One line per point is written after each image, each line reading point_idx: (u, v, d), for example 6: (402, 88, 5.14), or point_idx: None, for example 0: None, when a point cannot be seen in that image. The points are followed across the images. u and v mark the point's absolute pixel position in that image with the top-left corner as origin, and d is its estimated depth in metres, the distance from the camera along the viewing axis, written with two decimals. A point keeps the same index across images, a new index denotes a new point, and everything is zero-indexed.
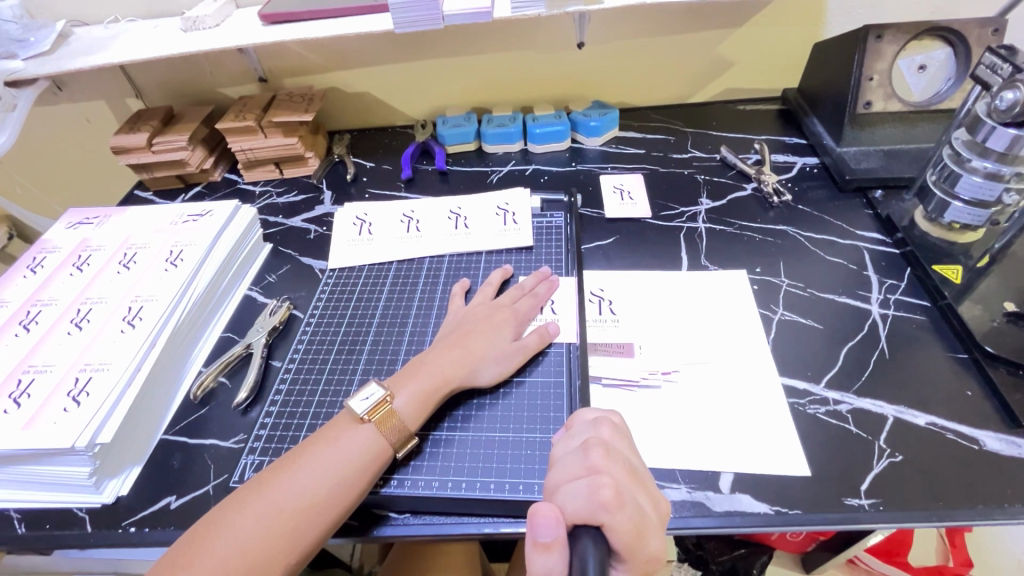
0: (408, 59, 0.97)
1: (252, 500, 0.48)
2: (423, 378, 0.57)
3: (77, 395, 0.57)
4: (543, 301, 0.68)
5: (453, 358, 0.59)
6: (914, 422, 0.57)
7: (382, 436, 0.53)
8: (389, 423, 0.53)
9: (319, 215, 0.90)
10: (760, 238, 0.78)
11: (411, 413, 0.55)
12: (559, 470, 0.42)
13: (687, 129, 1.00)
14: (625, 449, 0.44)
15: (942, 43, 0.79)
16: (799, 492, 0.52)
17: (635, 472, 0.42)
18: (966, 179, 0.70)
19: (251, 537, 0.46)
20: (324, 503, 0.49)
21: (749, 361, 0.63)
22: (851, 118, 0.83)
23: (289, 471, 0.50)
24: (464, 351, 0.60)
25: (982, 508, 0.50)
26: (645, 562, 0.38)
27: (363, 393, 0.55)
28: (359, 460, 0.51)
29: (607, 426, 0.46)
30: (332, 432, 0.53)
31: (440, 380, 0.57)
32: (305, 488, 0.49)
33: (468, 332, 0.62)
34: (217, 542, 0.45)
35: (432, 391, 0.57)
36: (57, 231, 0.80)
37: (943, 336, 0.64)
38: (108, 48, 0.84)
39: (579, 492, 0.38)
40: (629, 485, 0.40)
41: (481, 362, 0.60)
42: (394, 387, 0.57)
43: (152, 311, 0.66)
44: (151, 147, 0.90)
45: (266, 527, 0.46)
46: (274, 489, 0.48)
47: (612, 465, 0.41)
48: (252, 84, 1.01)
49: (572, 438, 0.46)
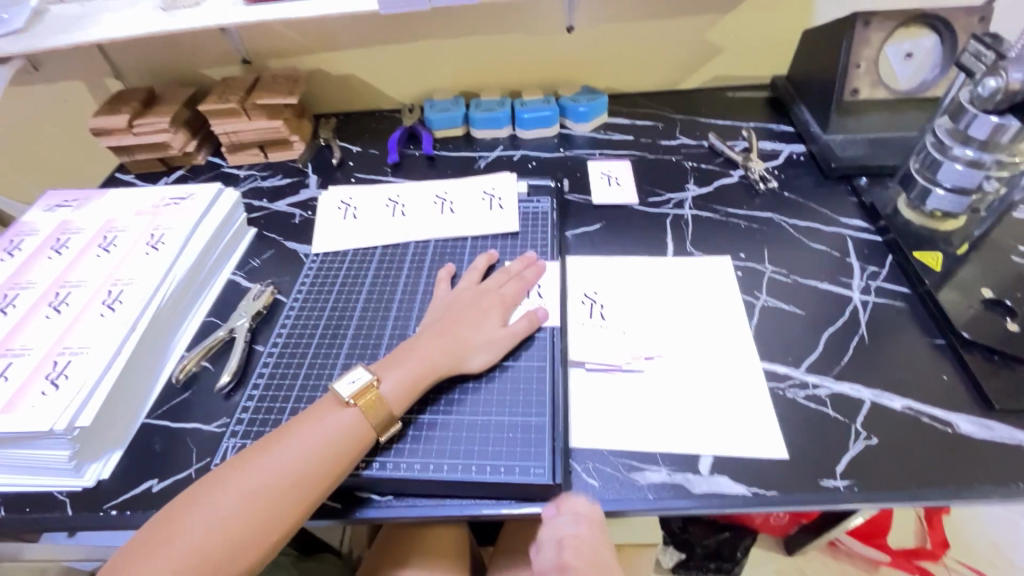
0: (394, 41, 0.95)
1: (234, 477, 0.48)
2: (412, 364, 0.57)
3: (56, 378, 0.57)
4: (528, 286, 0.68)
5: (441, 345, 0.59)
6: (891, 405, 0.58)
7: (368, 420, 0.53)
8: (376, 408, 0.53)
9: (304, 200, 0.89)
10: (746, 224, 0.78)
11: (400, 399, 0.55)
12: (544, 561, 0.54)
13: (676, 115, 0.99)
14: (600, 533, 0.51)
15: (928, 31, 0.79)
16: (776, 473, 0.53)
17: (603, 567, 0.53)
18: (947, 167, 0.70)
19: (233, 515, 0.46)
20: (308, 482, 0.49)
21: (731, 347, 0.63)
22: (838, 105, 0.83)
23: (270, 451, 0.50)
24: (451, 337, 0.60)
25: (953, 489, 0.51)
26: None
27: (350, 377, 0.55)
28: (342, 441, 0.51)
29: (586, 524, 0.51)
30: (316, 413, 0.53)
31: (427, 366, 0.57)
32: (287, 466, 0.49)
33: (456, 319, 0.62)
34: (196, 522, 0.45)
35: (421, 377, 0.57)
36: (35, 214, 0.79)
37: (921, 321, 0.65)
38: (86, 25, 0.82)
39: (550, 566, 0.54)
40: (592, 573, 0.52)
41: (468, 348, 0.60)
42: (380, 372, 0.56)
43: (132, 295, 0.65)
44: (131, 129, 0.89)
45: (249, 505, 0.46)
46: (256, 467, 0.48)
47: (578, 561, 0.52)
48: (235, 66, 0.99)
49: (557, 526, 0.52)
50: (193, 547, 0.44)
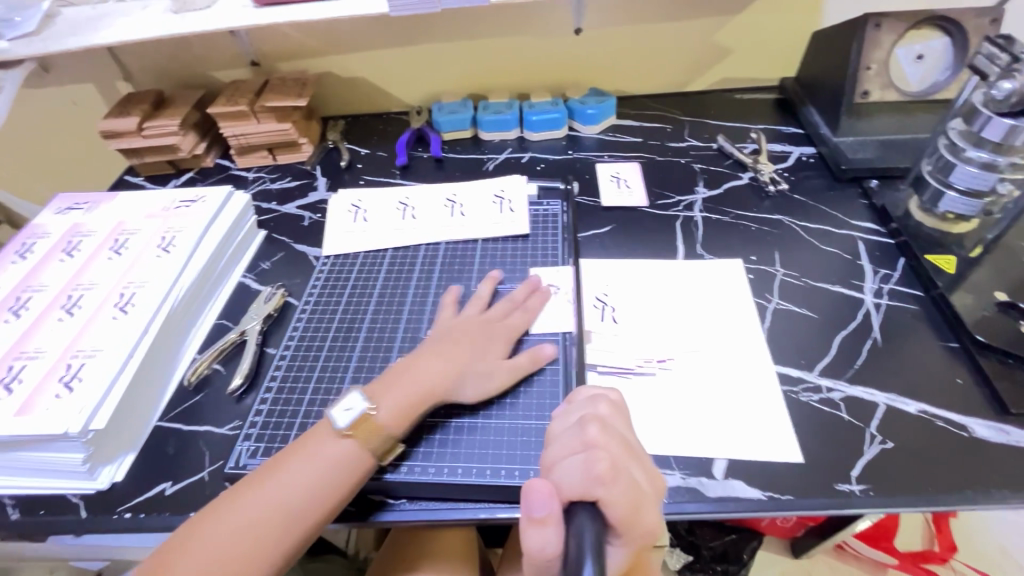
0: (403, 43, 0.96)
1: (264, 481, 0.49)
2: (408, 388, 0.55)
3: (69, 381, 0.57)
4: (532, 316, 0.65)
5: (438, 370, 0.57)
6: (906, 409, 0.57)
7: (363, 446, 0.51)
8: (370, 435, 0.52)
9: (313, 202, 0.89)
10: (756, 227, 0.78)
11: (395, 424, 0.53)
12: (555, 446, 0.42)
13: (684, 117, 0.99)
14: (622, 425, 0.44)
15: (940, 32, 0.79)
16: (791, 477, 0.53)
17: (631, 451, 0.41)
18: (960, 169, 0.70)
19: (260, 518, 0.47)
20: (331, 488, 0.50)
21: (743, 350, 0.63)
22: (848, 107, 0.83)
23: (299, 457, 0.51)
24: (450, 362, 0.58)
25: (970, 494, 0.51)
26: (643, 536, 0.38)
27: (344, 402, 0.53)
28: (367, 449, 0.52)
29: (605, 402, 0.45)
30: (340, 424, 0.53)
31: (424, 390, 0.55)
32: (312, 472, 0.50)
33: (455, 340, 0.60)
34: (225, 524, 0.46)
35: (415, 402, 0.55)
36: (47, 217, 0.79)
37: (935, 325, 0.65)
38: (96, 28, 0.82)
39: (574, 468, 0.38)
40: (625, 460, 0.40)
41: (467, 373, 0.58)
42: (376, 396, 0.54)
43: (144, 298, 0.65)
44: (141, 132, 0.89)
45: (276, 508, 0.48)
46: (286, 473, 0.50)
47: (609, 440, 0.41)
48: (244, 68, 0.99)
49: (571, 412, 0.45)
50: (221, 548, 0.45)
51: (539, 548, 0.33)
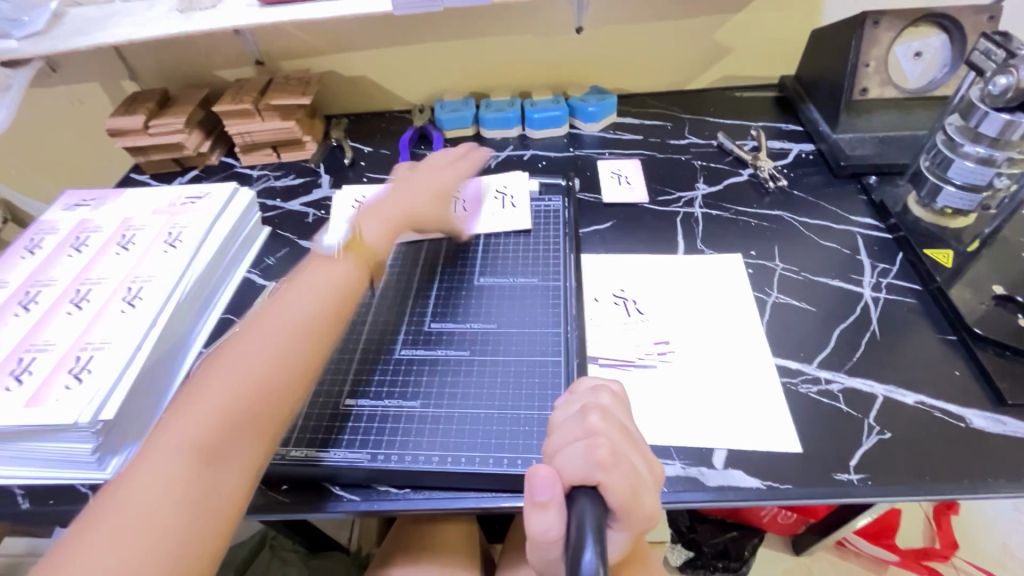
0: (406, 42, 0.96)
1: (233, 350, 0.51)
2: (390, 214, 0.68)
3: (79, 372, 0.58)
4: (467, 210, 0.80)
5: (418, 214, 0.71)
6: (904, 400, 0.58)
7: (359, 262, 0.62)
8: (364, 249, 0.63)
9: (317, 199, 0.90)
10: (756, 223, 0.79)
11: (380, 243, 0.65)
12: (557, 434, 0.41)
13: (684, 115, 1.00)
14: (623, 414, 0.44)
15: (938, 29, 0.79)
16: (789, 467, 0.53)
17: (631, 436, 0.41)
18: (958, 165, 0.71)
19: (246, 371, 0.49)
20: (312, 324, 0.54)
21: (743, 343, 0.64)
22: (847, 103, 0.84)
23: (271, 307, 0.55)
24: (421, 196, 0.72)
25: (967, 483, 0.52)
26: (641, 519, 0.38)
27: (334, 239, 0.64)
28: (341, 281, 0.59)
29: (607, 393, 0.45)
30: (313, 263, 0.60)
31: (403, 214, 0.69)
32: (290, 316, 0.54)
33: (422, 187, 0.72)
34: (208, 388, 0.48)
35: (396, 223, 0.68)
36: (55, 213, 0.80)
37: (933, 318, 0.65)
38: (104, 28, 0.83)
39: (576, 454, 0.38)
40: (625, 446, 0.40)
41: (431, 210, 0.72)
42: (363, 220, 0.67)
43: (152, 291, 0.66)
44: (147, 130, 0.90)
45: (257, 354, 0.50)
46: (255, 332, 0.53)
47: (609, 427, 0.40)
48: (249, 67, 1.00)
49: (573, 402, 0.45)
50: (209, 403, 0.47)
51: (543, 532, 0.34)
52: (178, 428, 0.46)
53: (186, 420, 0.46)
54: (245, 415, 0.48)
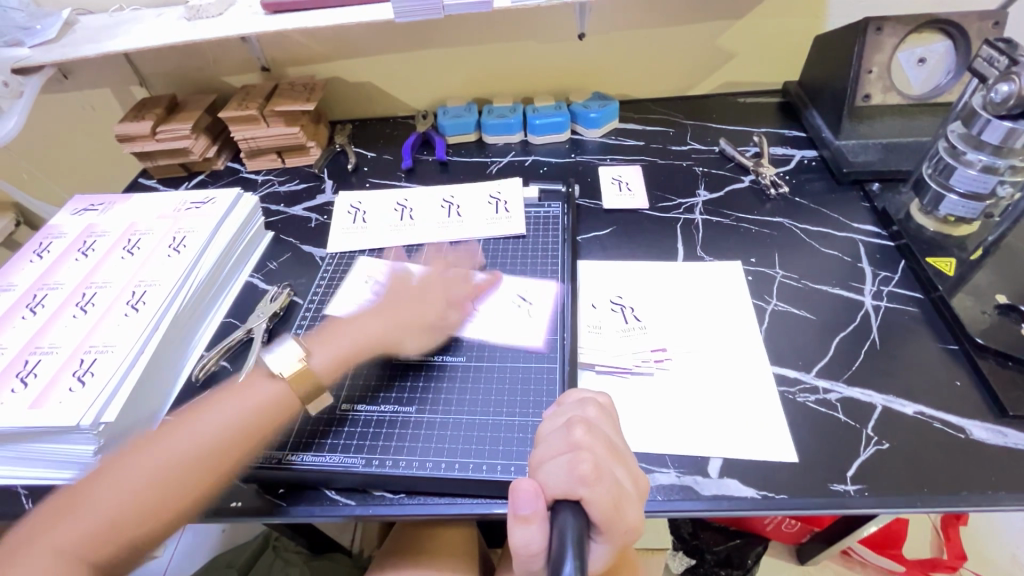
0: (409, 49, 0.97)
1: (139, 452, 0.50)
2: (340, 344, 0.61)
3: (83, 376, 0.59)
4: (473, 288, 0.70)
5: (377, 328, 0.63)
6: (903, 411, 0.57)
7: (296, 390, 0.56)
8: (305, 378, 0.57)
9: (320, 204, 0.91)
10: (757, 230, 0.79)
11: (327, 371, 0.59)
12: (542, 447, 0.41)
13: (687, 121, 1.00)
14: (609, 428, 0.44)
15: (942, 36, 0.79)
16: (785, 477, 0.53)
17: (616, 450, 0.41)
18: (960, 172, 0.70)
19: (139, 488, 0.48)
20: (218, 450, 0.52)
21: (741, 351, 0.64)
22: (850, 110, 0.83)
23: (186, 423, 0.53)
24: (387, 322, 0.63)
25: (965, 495, 0.51)
26: (625, 532, 0.38)
27: (279, 347, 0.59)
28: (263, 411, 0.55)
29: (593, 405, 0.46)
30: (239, 385, 0.56)
31: (361, 344, 0.61)
32: (201, 436, 0.52)
33: (392, 307, 0.65)
34: (102, 491, 0.47)
35: (347, 356, 0.60)
36: (63, 218, 0.81)
37: (934, 327, 0.65)
38: (113, 36, 0.85)
39: (560, 468, 0.37)
40: (610, 461, 0.39)
41: (398, 322, 0.64)
42: (313, 348, 0.60)
43: (155, 295, 0.67)
44: (154, 135, 0.91)
45: (154, 474, 0.49)
46: (164, 441, 0.51)
47: (595, 441, 0.40)
48: (255, 73, 1.02)
49: (559, 414, 0.45)
50: (96, 513, 0.46)
51: (525, 545, 0.34)
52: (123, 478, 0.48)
53: (68, 529, 0.45)
54: (151, 513, 0.48)
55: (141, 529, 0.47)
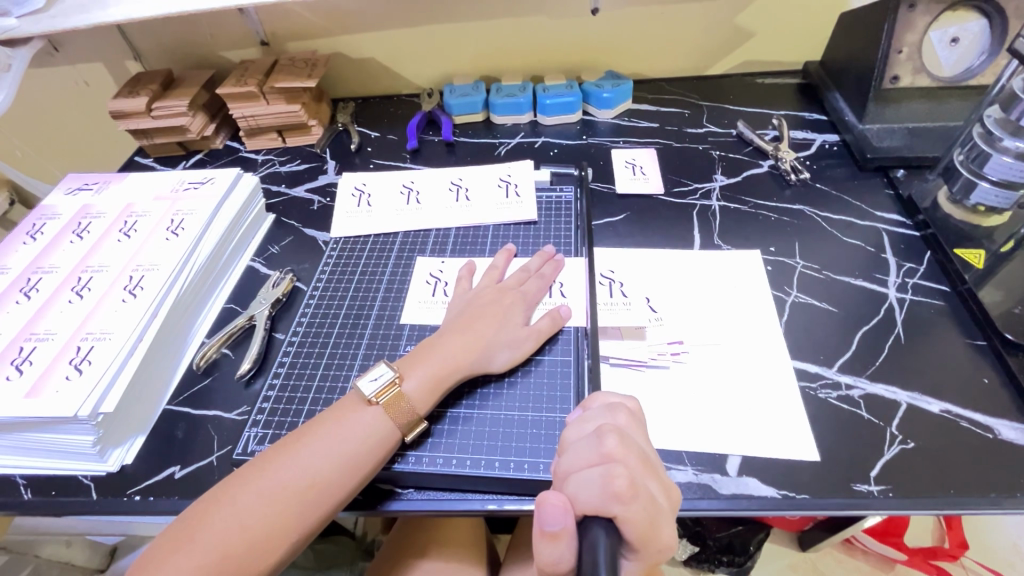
0: (414, 24, 0.93)
1: (251, 483, 0.47)
2: (433, 362, 0.56)
3: (79, 364, 0.57)
4: (549, 284, 0.66)
5: (464, 342, 0.57)
6: (929, 409, 0.56)
7: (389, 417, 0.52)
8: (396, 406, 0.53)
9: (323, 185, 0.88)
10: (775, 217, 0.76)
11: (422, 397, 0.54)
12: (570, 456, 0.39)
13: (703, 102, 0.96)
14: (640, 437, 0.42)
15: (977, 14, 0.74)
16: (807, 476, 0.51)
17: (651, 465, 0.39)
18: (994, 160, 0.68)
19: (259, 520, 0.46)
20: (329, 480, 0.48)
21: (760, 344, 0.62)
22: (876, 93, 0.79)
23: (293, 451, 0.49)
24: (473, 335, 0.58)
25: (993, 497, 0.49)
26: (658, 551, 0.36)
27: (372, 374, 0.55)
28: (364, 444, 0.50)
29: (624, 412, 0.44)
30: (339, 412, 0.52)
31: (450, 364, 0.56)
32: (310, 466, 0.48)
33: (477, 316, 0.60)
34: (224, 520, 0.45)
35: (441, 377, 0.55)
36: (57, 198, 0.78)
37: (961, 321, 0.62)
38: (103, 6, 0.80)
39: (591, 481, 0.36)
40: (643, 474, 0.38)
41: (489, 333, 0.59)
42: (403, 370, 0.56)
43: (153, 281, 0.64)
44: (150, 113, 0.88)
45: (269, 503, 0.46)
46: (276, 470, 0.48)
47: (627, 452, 0.38)
48: (253, 48, 0.97)
49: (588, 419, 0.44)
50: (217, 545, 0.44)
51: (553, 562, 0.33)
52: (241, 507, 0.46)
53: (190, 559, 0.43)
54: (268, 543, 0.45)
55: (250, 565, 0.45)
